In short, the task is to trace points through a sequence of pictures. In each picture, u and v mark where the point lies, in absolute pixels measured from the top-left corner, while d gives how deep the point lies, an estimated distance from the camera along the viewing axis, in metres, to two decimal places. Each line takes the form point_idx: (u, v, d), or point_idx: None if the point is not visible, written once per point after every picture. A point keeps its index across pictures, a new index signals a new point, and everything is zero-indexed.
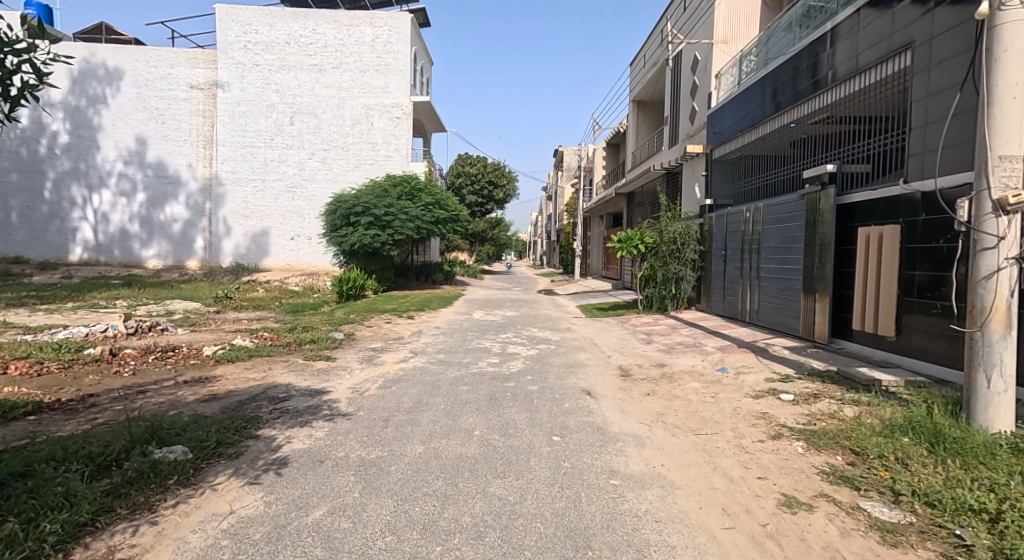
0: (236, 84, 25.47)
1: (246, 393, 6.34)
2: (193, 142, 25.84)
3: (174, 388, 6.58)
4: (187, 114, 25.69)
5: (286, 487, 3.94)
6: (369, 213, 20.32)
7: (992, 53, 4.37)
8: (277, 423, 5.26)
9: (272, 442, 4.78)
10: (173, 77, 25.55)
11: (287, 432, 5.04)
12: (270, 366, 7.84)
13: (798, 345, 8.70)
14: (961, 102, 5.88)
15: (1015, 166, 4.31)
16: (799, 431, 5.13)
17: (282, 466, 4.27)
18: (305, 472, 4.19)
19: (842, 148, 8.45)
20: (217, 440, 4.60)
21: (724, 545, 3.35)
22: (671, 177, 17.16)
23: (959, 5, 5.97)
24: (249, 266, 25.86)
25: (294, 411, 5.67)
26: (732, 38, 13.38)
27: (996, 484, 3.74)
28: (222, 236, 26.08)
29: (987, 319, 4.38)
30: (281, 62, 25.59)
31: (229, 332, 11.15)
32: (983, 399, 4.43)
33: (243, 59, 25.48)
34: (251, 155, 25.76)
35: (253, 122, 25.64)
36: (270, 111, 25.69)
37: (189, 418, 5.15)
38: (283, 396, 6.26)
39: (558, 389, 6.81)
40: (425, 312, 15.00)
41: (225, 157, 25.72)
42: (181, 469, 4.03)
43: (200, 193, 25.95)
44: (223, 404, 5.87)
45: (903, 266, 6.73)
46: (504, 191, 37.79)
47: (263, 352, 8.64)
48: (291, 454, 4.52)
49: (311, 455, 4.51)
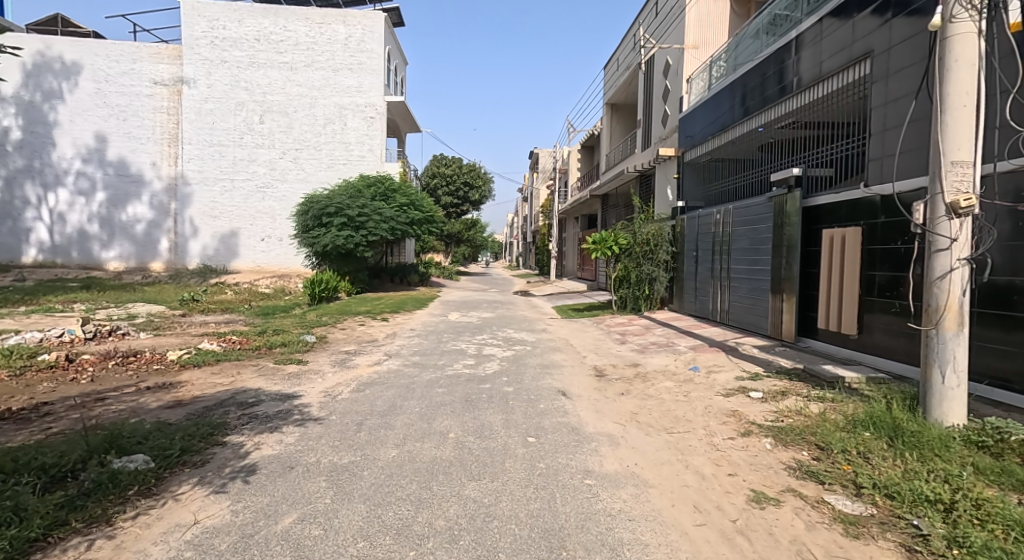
0: (203, 80, 24.99)
1: (213, 400, 6.21)
2: (158, 140, 25.23)
3: (135, 395, 6.43)
4: (151, 110, 25.06)
5: (254, 495, 3.91)
6: (342, 213, 20.09)
7: (944, 63, 4.55)
8: (245, 429, 5.19)
9: (240, 448, 4.73)
10: (135, 73, 24.92)
11: (256, 438, 4.98)
12: (240, 370, 7.74)
13: (767, 345, 8.89)
14: (916, 110, 6.16)
15: (966, 172, 4.48)
16: (767, 428, 5.27)
17: (250, 474, 4.23)
18: (274, 478, 4.16)
19: (807, 153, 8.71)
20: (181, 448, 4.53)
21: (697, 542, 3.44)
22: (644, 179, 17.38)
23: (914, 16, 6.22)
24: (217, 268, 25.36)
25: (263, 417, 5.59)
26: (703, 43, 13.60)
27: (950, 476, 3.91)
28: (189, 238, 25.54)
29: (941, 317, 4.56)
30: (250, 59, 25.22)
31: (195, 336, 10.91)
32: (939, 394, 4.60)
33: (211, 56, 25.01)
34: (220, 154, 25.26)
35: (221, 120, 25.17)
36: (239, 110, 25.27)
37: (150, 426, 5.04)
38: (252, 401, 6.17)
39: (533, 390, 6.88)
40: (400, 314, 14.91)
41: (191, 156, 25.18)
42: (142, 479, 3.96)
43: (164, 193, 25.34)
44: (189, 410, 5.78)
45: (865, 267, 6.99)
46: (479, 193, 37.84)
47: (231, 356, 8.49)
48: (260, 461, 4.47)
49: (281, 461, 4.47)
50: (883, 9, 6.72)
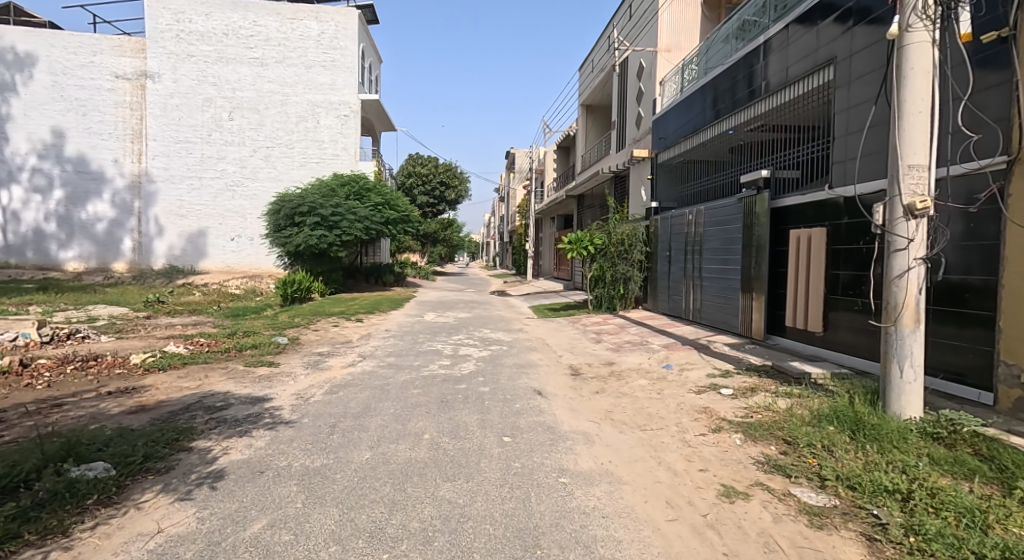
0: (168, 75, 24.46)
1: (179, 404, 6.11)
2: (121, 136, 24.57)
3: (95, 401, 6.29)
4: (113, 105, 24.39)
5: (221, 501, 3.88)
6: (315, 213, 19.89)
7: (901, 71, 4.74)
8: (213, 434, 5.13)
9: (207, 453, 4.68)
10: (95, 66, 24.22)
11: (224, 443, 4.93)
12: (208, 373, 7.62)
13: (737, 342, 9.10)
14: (876, 115, 6.38)
15: (922, 175, 4.66)
16: (737, 424, 5.41)
17: (217, 480, 4.18)
18: (243, 483, 4.13)
19: (775, 155, 8.94)
20: (144, 454, 4.46)
21: (668, 537, 3.53)
22: (619, 180, 17.58)
23: (875, 25, 6.44)
24: (184, 269, 24.83)
25: (232, 420, 5.54)
26: (675, 47, 13.82)
27: (907, 466, 4.08)
28: (154, 237, 24.95)
29: (899, 315, 4.74)
30: (218, 54, 24.76)
31: (159, 339, 10.70)
32: (897, 388, 4.79)
33: (176, 50, 24.47)
34: (186, 151, 24.75)
35: (188, 116, 24.67)
36: (208, 106, 24.80)
37: (112, 432, 4.95)
38: (220, 405, 6.10)
39: (509, 390, 6.93)
40: (375, 315, 14.78)
41: (156, 153, 24.68)
42: (101, 488, 3.90)
43: (127, 191, 24.70)
44: (153, 415, 5.68)
45: (830, 266, 7.21)
46: (456, 192, 37.76)
47: (198, 359, 8.37)
48: (229, 467, 4.43)
49: (250, 466, 4.44)
50: (846, 16, 6.94)
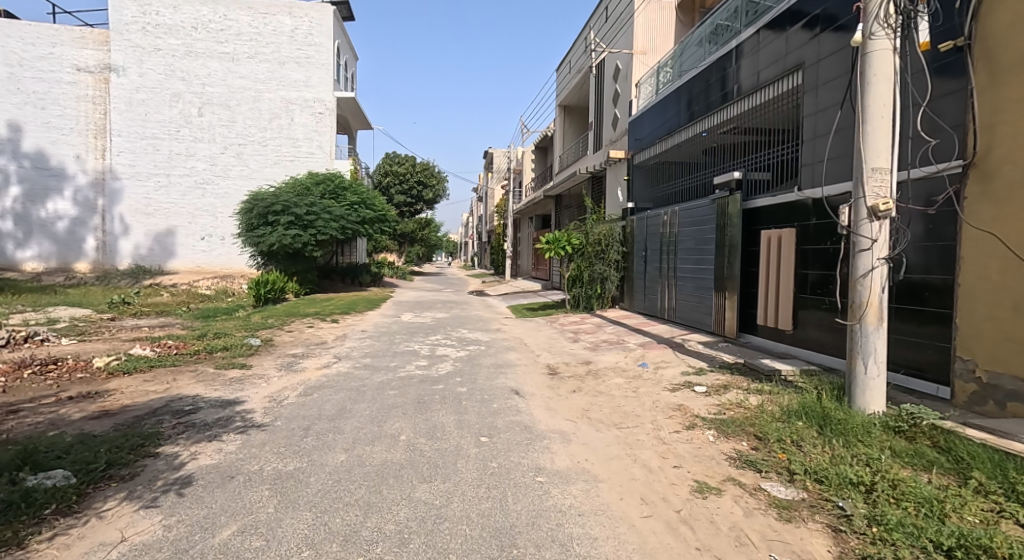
0: (134, 68, 23.90)
1: (144, 409, 6.00)
2: (82, 131, 23.97)
3: (55, 406, 6.13)
4: (74, 99, 23.79)
5: (188, 508, 3.83)
6: (289, 212, 19.60)
7: (865, 76, 4.90)
8: (180, 439, 5.06)
9: (174, 459, 4.61)
10: (55, 57, 23.59)
11: (192, 448, 4.87)
12: (176, 377, 7.48)
13: (711, 341, 9.26)
14: (842, 119, 6.59)
15: (884, 178, 4.83)
16: (711, 421, 5.52)
17: (184, 486, 4.13)
18: (212, 489, 4.09)
19: (746, 157, 9.13)
20: (107, 461, 4.38)
21: (644, 533, 3.60)
22: (596, 181, 17.73)
23: (840, 32, 6.64)
24: (152, 269, 24.03)
25: (201, 425, 5.46)
26: (651, 49, 14.02)
27: (871, 459, 4.22)
28: (119, 236, 24.37)
29: (864, 313, 4.90)
30: (187, 49, 24.31)
31: (124, 342, 10.46)
32: (862, 384, 4.94)
33: (142, 43, 23.97)
34: (154, 148, 24.25)
35: (155, 112, 24.17)
36: (176, 101, 24.33)
37: (72, 438, 4.83)
38: (189, 409, 6.00)
39: (486, 390, 6.95)
40: (351, 315, 14.65)
41: (122, 149, 24.05)
42: (60, 496, 3.81)
43: (90, 188, 24.07)
44: (116, 420, 5.57)
45: (799, 266, 7.41)
46: (433, 191, 37.60)
47: (165, 362, 8.22)
48: (197, 472, 4.38)
49: (220, 471, 4.39)
50: (813, 23, 7.15)
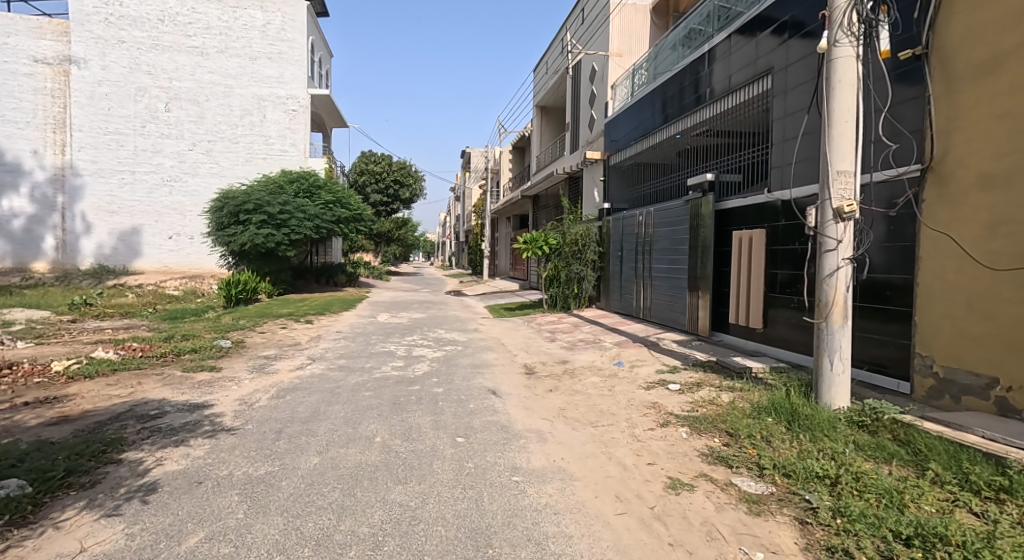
0: (96, 61, 23.29)
1: (107, 414, 5.87)
2: (40, 125, 23.16)
3: (11, 412, 5.95)
4: (30, 91, 22.94)
5: (152, 515, 3.76)
6: (261, 211, 19.28)
7: (830, 82, 5.05)
8: (145, 445, 4.96)
9: (138, 466, 4.53)
10: (9, 47, 22.67)
11: (158, 454, 4.78)
12: (141, 380, 7.33)
13: (684, 339, 9.42)
14: (810, 123, 6.77)
15: (848, 180, 4.98)
16: (684, 418, 5.64)
17: (149, 493, 4.05)
18: (178, 496, 4.02)
19: (719, 159, 9.30)
20: (66, 469, 4.26)
21: (618, 530, 3.67)
22: (573, 181, 17.85)
23: (807, 38, 6.83)
24: (116, 269, 23.62)
25: (167, 429, 5.38)
26: (626, 51, 14.19)
27: (836, 453, 4.37)
28: (81, 235, 23.63)
29: (829, 311, 5.06)
30: (153, 41, 23.83)
31: (87, 345, 10.19)
32: (828, 381, 5.10)
33: (105, 35, 23.40)
34: (118, 144, 23.68)
35: (120, 106, 23.61)
36: (141, 95, 23.82)
37: (29, 446, 4.70)
38: (154, 413, 5.90)
39: (463, 390, 6.98)
40: (326, 316, 14.51)
41: (83, 145, 23.34)
42: (15, 507, 3.69)
43: (49, 185, 23.23)
44: (76, 426, 5.44)
45: (769, 266, 7.58)
46: (410, 191, 37.39)
47: (130, 365, 8.04)
48: (162, 479, 4.30)
49: (187, 477, 4.33)
50: (782, 29, 7.35)
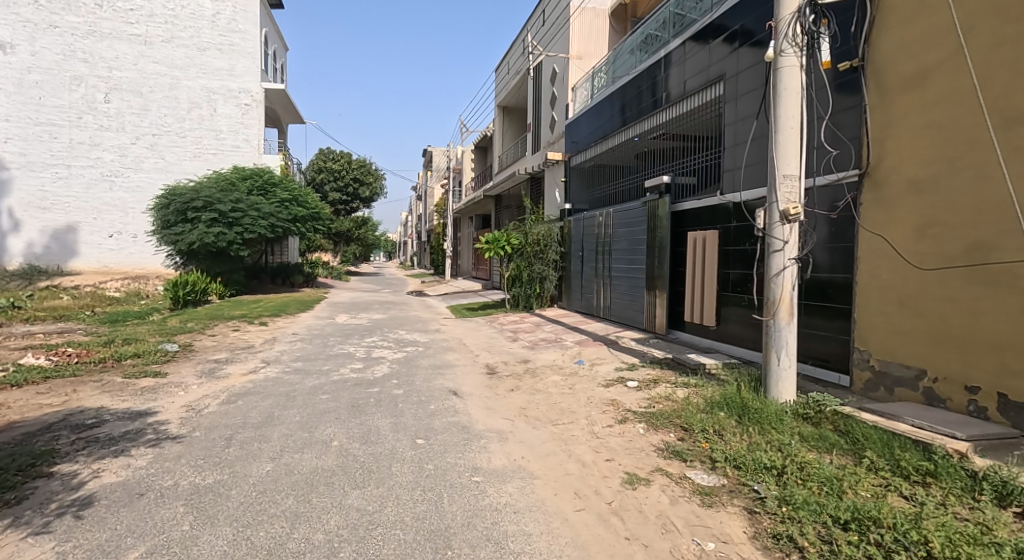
0: (25, 46, 22.06)
1: (39, 425, 5.60)
2: None
3: None
4: None
5: (88, 531, 3.60)
6: (212, 208, 18.75)
7: (777, 90, 5.27)
8: (80, 456, 4.76)
9: (72, 479, 4.34)
10: None
11: (95, 465, 4.60)
12: (76, 388, 7.03)
13: (642, 337, 9.66)
14: (758, 129, 7.04)
15: (794, 184, 5.22)
16: (641, 414, 5.79)
17: (83, 508, 3.88)
18: (117, 509, 3.87)
19: (675, 162, 9.57)
20: None
21: (576, 526, 3.76)
22: (534, 182, 18.01)
23: (756, 47, 7.11)
24: (49, 269, 22.24)
25: (105, 439, 5.18)
26: (586, 54, 14.39)
27: (783, 444, 4.57)
28: (8, 233, 22.22)
29: (777, 309, 5.28)
30: (90, 27, 22.76)
31: (18, 351, 9.68)
32: (775, 375, 5.33)
33: (35, 18, 22.15)
34: (50, 136, 22.47)
35: (53, 95, 22.44)
36: (77, 84, 22.71)
37: None
38: (91, 423, 5.67)
39: (423, 391, 6.98)
40: (281, 318, 14.21)
41: (10, 136, 22.03)
42: None
43: None
44: (3, 438, 5.18)
45: (722, 266, 7.85)
46: (370, 189, 36.96)
47: (65, 373, 7.69)
48: (99, 492, 4.13)
49: (127, 489, 4.17)
50: (732, 38, 7.62)
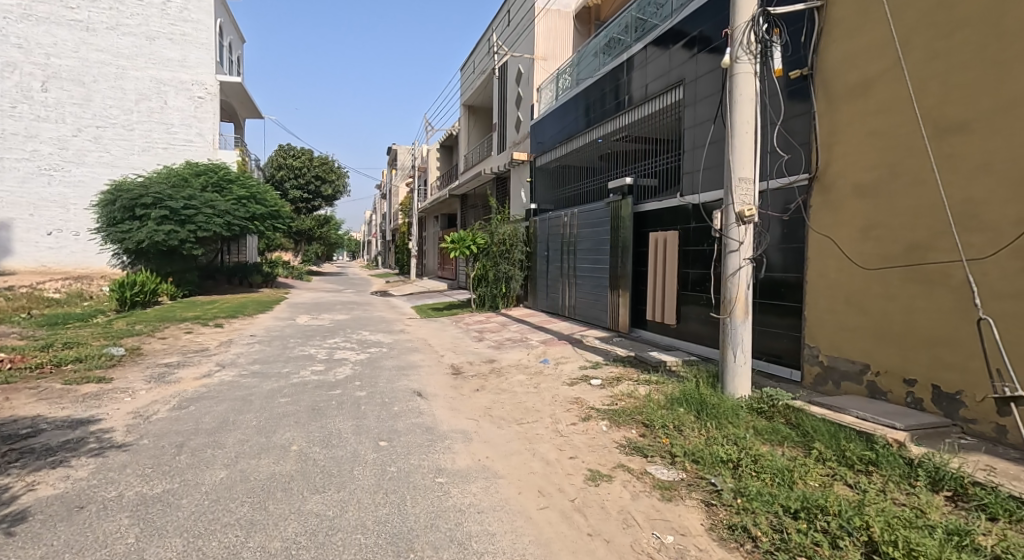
0: None
1: None
2: None
3: None
4: None
5: (23, 547, 3.44)
6: (162, 204, 18.14)
7: (733, 96, 5.45)
8: (14, 468, 4.54)
9: (5, 493, 4.13)
10: None
11: (31, 478, 4.40)
12: (11, 396, 6.69)
13: (606, 336, 9.81)
14: (716, 132, 7.25)
15: (748, 187, 5.41)
16: (604, 412, 5.90)
17: (17, 523, 3.71)
18: (55, 523, 3.71)
19: (637, 164, 9.75)
20: None
21: (540, 524, 3.82)
22: (500, 182, 18.05)
23: (714, 54, 7.32)
24: None
25: (42, 450, 4.96)
26: (551, 55, 14.51)
27: (739, 438, 4.74)
28: None
29: (732, 307, 5.47)
30: (25, 10, 21.68)
31: None
32: (732, 371, 5.51)
33: None
34: None
35: None
36: (10, 70, 21.54)
37: None
38: (27, 432, 5.42)
39: (387, 393, 6.94)
40: (237, 319, 13.86)
41: None
42: None
43: None
44: None
45: (682, 266, 8.05)
46: (333, 187, 36.38)
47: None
48: (34, 505, 3.95)
49: (65, 502, 4.00)
50: (691, 43, 7.83)
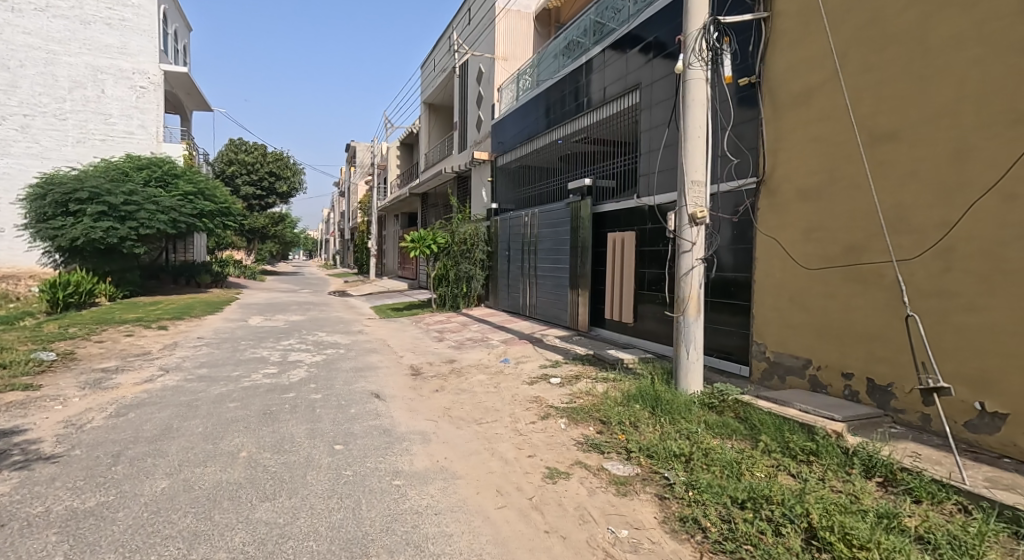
0: None
1: None
2: None
3: None
4: None
5: None
6: (100, 200, 17.37)
7: (685, 101, 5.61)
8: None
9: None
10: None
11: None
12: None
13: (566, 335, 9.94)
14: (671, 136, 7.44)
15: (700, 190, 5.58)
16: (563, 410, 5.99)
17: None
18: None
19: (596, 165, 9.90)
20: None
21: (497, 523, 3.86)
22: (461, 181, 18.01)
23: (670, 59, 7.51)
24: None
25: None
26: (511, 55, 14.57)
27: (691, 433, 4.90)
28: None
29: (686, 305, 5.63)
30: None
31: None
32: (685, 368, 5.69)
33: None
34: None
35: None
36: None
37: None
38: None
39: (343, 395, 6.86)
40: (184, 321, 13.39)
41: None
42: None
43: None
44: None
45: (639, 265, 8.23)
46: (288, 184, 35.57)
47: None
48: None
49: None
50: (648, 48, 8.01)
